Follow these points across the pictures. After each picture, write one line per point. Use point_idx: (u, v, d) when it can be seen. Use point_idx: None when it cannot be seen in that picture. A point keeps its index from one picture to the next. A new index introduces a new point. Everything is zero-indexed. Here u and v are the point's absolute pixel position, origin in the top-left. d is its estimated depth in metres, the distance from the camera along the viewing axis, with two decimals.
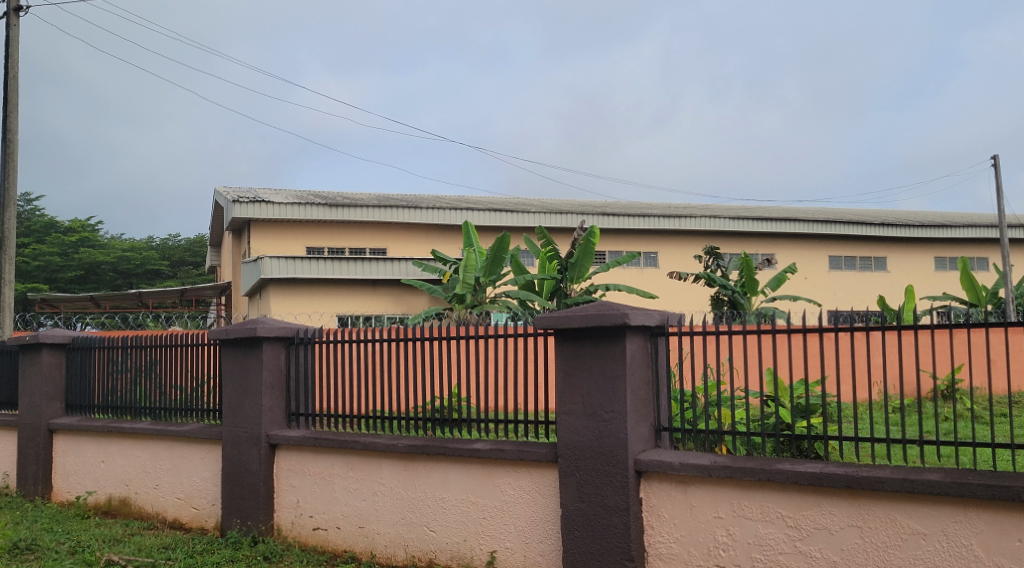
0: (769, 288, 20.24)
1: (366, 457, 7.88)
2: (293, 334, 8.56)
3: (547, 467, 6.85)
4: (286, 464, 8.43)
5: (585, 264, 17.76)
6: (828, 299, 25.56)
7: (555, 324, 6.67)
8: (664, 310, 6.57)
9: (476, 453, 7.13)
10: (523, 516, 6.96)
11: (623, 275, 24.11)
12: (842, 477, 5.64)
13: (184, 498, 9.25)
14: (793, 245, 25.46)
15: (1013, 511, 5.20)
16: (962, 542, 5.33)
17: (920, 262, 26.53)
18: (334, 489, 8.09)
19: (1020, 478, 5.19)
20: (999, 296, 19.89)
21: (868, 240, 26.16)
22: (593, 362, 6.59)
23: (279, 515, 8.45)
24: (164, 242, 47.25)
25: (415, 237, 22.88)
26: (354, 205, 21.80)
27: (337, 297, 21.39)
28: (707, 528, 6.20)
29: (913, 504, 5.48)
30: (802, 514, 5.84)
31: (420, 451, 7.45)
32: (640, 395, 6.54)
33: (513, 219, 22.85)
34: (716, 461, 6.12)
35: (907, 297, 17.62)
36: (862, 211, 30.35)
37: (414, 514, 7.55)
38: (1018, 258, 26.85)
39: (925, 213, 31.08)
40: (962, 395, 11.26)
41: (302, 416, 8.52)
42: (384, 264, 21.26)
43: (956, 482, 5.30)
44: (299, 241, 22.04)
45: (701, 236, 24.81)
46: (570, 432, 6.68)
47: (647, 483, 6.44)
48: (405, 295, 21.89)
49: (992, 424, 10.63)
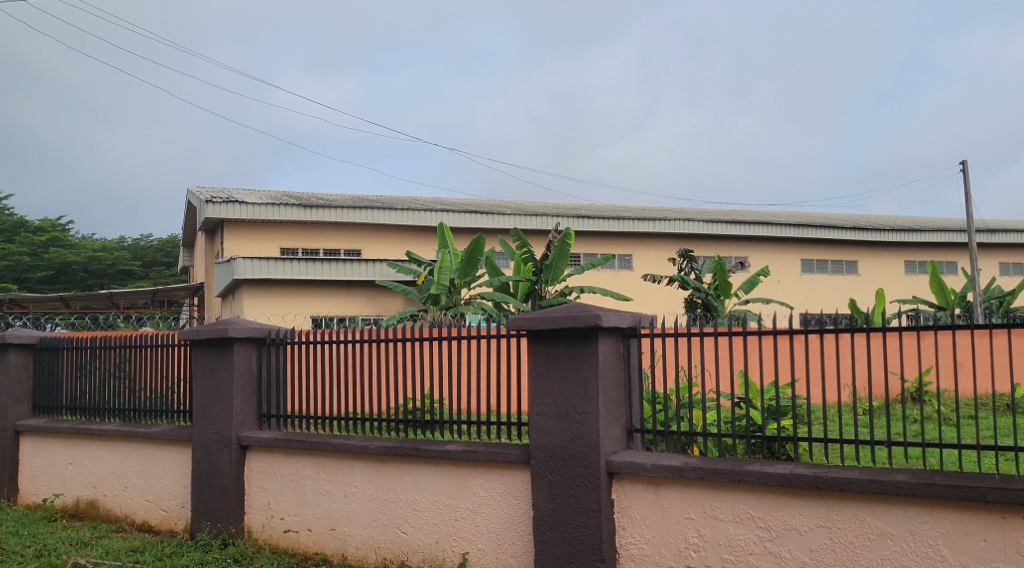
0: (742, 291, 20.35)
1: (338, 458, 7.84)
2: (264, 335, 8.52)
3: (519, 468, 6.86)
4: (257, 466, 8.38)
5: (560, 266, 17.74)
6: (801, 301, 25.77)
7: (527, 325, 6.67)
8: (636, 311, 6.60)
9: (448, 454, 7.12)
10: (496, 517, 6.96)
11: (597, 278, 24.17)
12: (812, 477, 5.68)
13: (154, 500, 9.17)
14: (766, 248, 25.65)
15: (979, 510, 5.26)
16: (929, 542, 5.39)
17: (890, 265, 26.81)
18: (306, 491, 8.04)
19: (985, 479, 5.26)
20: (967, 300, 20.13)
21: (840, 243, 26.40)
22: (566, 363, 6.60)
23: (250, 517, 8.41)
24: (136, 241, 46.78)
25: (390, 238, 22.83)
26: (328, 206, 21.72)
27: (311, 298, 21.30)
28: (678, 529, 6.22)
29: (881, 506, 5.53)
30: (772, 515, 5.88)
31: (392, 452, 7.43)
32: (612, 397, 6.56)
33: (489, 221, 22.86)
34: (687, 462, 6.15)
35: (878, 299, 17.77)
36: (835, 215, 30.62)
37: (386, 516, 7.53)
38: (986, 262, 27.21)
39: (895, 218, 31.45)
40: (931, 398, 11.32)
41: (273, 417, 8.47)
42: (358, 264, 21.11)
43: (923, 483, 5.36)
44: (273, 241, 21.90)
45: (675, 239, 24.92)
46: (542, 433, 6.69)
47: (619, 484, 6.46)
48: (380, 296, 21.83)
49: (959, 425, 10.72)
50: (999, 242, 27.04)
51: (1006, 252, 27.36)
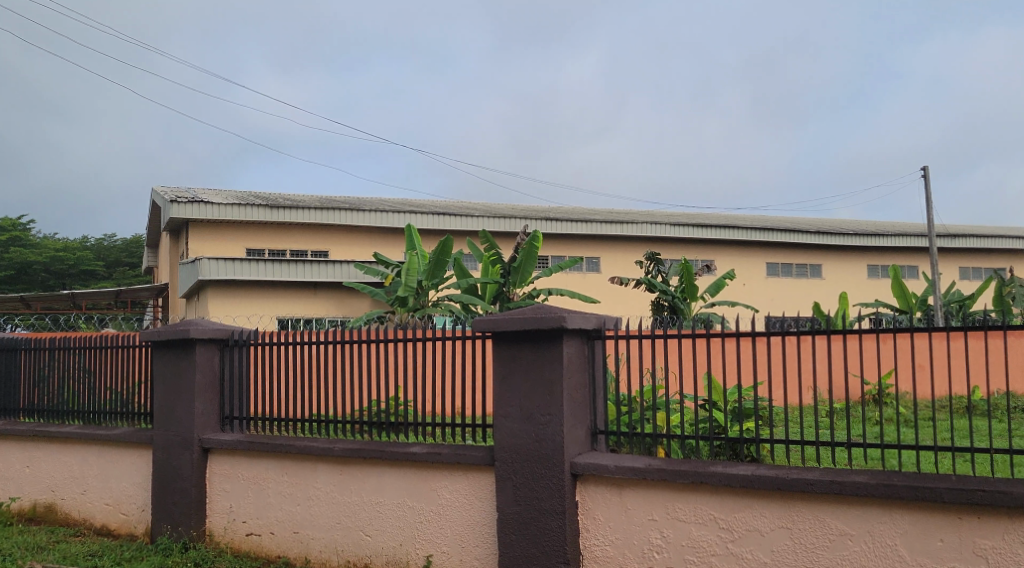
0: (709, 294, 20.43)
1: (301, 461, 7.79)
2: (228, 335, 8.44)
3: (483, 470, 6.85)
4: (218, 469, 8.31)
5: (528, 269, 17.77)
6: (765, 304, 25.99)
7: (493, 327, 6.68)
8: (601, 314, 6.63)
9: (413, 456, 7.10)
10: (460, 519, 6.94)
11: (564, 280, 24.22)
12: (772, 479, 5.73)
13: (113, 503, 9.05)
14: (732, 252, 25.83)
15: (937, 512, 5.32)
16: (887, 543, 5.45)
17: (854, 270, 27.10)
18: (268, 494, 7.98)
19: (942, 480, 5.33)
20: (929, 304, 20.34)
21: (804, 247, 26.66)
22: (531, 365, 6.61)
23: (211, 521, 8.33)
24: (98, 242, 46.13)
25: (357, 240, 22.74)
26: (295, 207, 21.59)
27: (277, 299, 21.14)
28: (641, 530, 6.25)
29: (840, 507, 5.59)
30: (734, 516, 5.92)
31: (356, 454, 7.39)
32: (576, 398, 6.58)
33: (457, 223, 22.83)
34: (651, 464, 6.18)
35: (841, 303, 17.88)
36: (800, 219, 30.91)
37: (350, 518, 7.48)
38: (947, 266, 27.59)
39: (859, 223, 31.78)
40: (892, 400, 11.41)
41: (236, 419, 8.41)
42: (327, 267, 20.93)
43: (882, 484, 5.41)
44: (238, 242, 21.70)
45: (642, 242, 25.04)
46: (507, 435, 6.68)
47: (583, 486, 6.47)
48: (347, 298, 21.73)
49: (919, 427, 10.83)
50: (959, 247, 27.43)
51: (966, 257, 27.75)
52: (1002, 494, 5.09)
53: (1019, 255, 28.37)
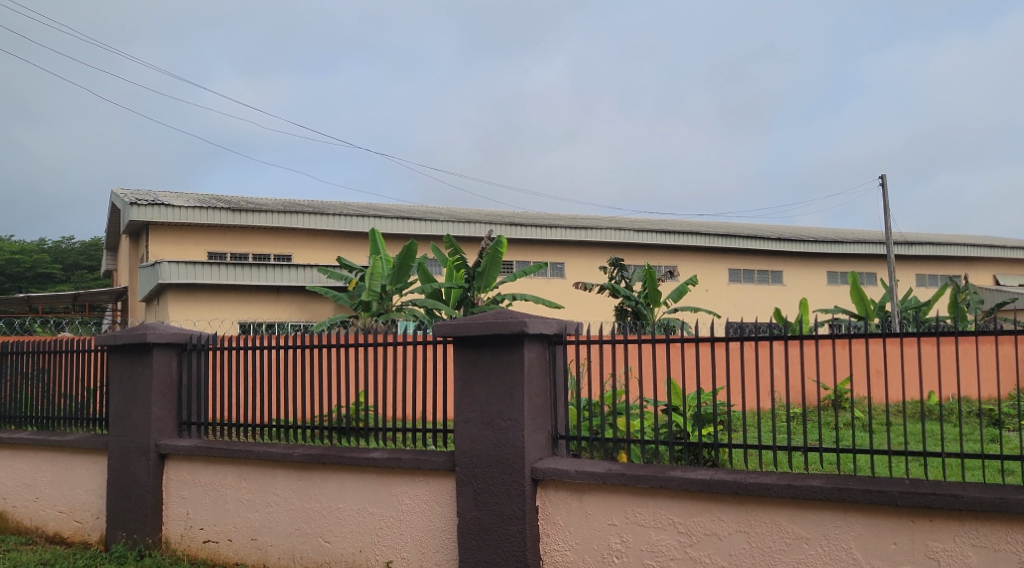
0: (672, 300, 20.52)
1: (260, 467, 7.72)
2: (186, 340, 8.33)
3: (443, 476, 6.83)
4: (175, 475, 8.21)
5: (493, 273, 17.77)
6: (727, 309, 26.21)
7: (454, 332, 6.66)
8: (562, 318, 6.63)
9: (373, 461, 7.06)
10: (420, 525, 6.92)
11: (528, 285, 24.24)
12: (730, 483, 5.78)
13: (67, 511, 8.91)
14: (695, 258, 26.03)
15: (891, 515, 5.38)
16: (842, 546, 5.51)
17: (814, 276, 27.44)
18: (226, 500, 7.90)
19: (896, 484, 5.40)
20: (886, 310, 20.60)
21: (765, 254, 26.93)
22: (491, 370, 6.60)
23: (167, 528, 8.22)
24: (56, 244, 45.40)
25: (320, 243, 22.63)
26: (258, 211, 21.41)
27: (238, 303, 20.95)
28: (601, 535, 6.26)
29: (796, 509, 5.64)
30: (693, 520, 5.95)
31: (317, 460, 7.34)
32: (537, 403, 6.58)
33: (421, 227, 22.79)
34: (611, 469, 6.20)
35: (801, 310, 18.03)
36: (762, 226, 31.22)
37: (309, 525, 7.43)
38: (904, 273, 28.02)
39: (819, 229, 32.17)
40: (850, 405, 11.53)
41: (194, 424, 8.31)
42: (289, 270, 20.83)
43: (836, 488, 5.47)
44: (199, 245, 21.47)
45: (606, 248, 25.16)
46: (468, 440, 6.67)
47: (543, 491, 6.48)
48: (310, 302, 21.60)
49: (877, 431, 10.97)
50: (916, 254, 27.84)
51: (923, 264, 28.20)
52: (953, 498, 5.17)
53: (975, 262, 28.91)
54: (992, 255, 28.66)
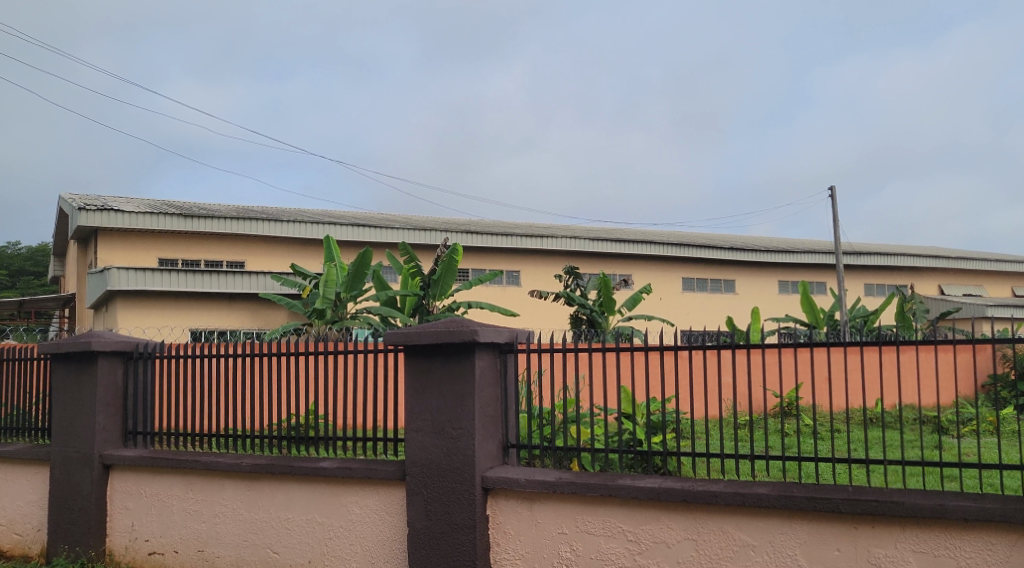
0: (626, 308, 20.62)
1: (207, 478, 7.62)
2: (132, 348, 8.19)
3: (393, 485, 6.79)
4: (119, 486, 8.07)
5: (448, 282, 17.70)
6: (681, 318, 26.44)
7: (405, 340, 6.62)
8: (513, 327, 6.64)
9: (323, 471, 7.00)
10: (371, 535, 6.87)
11: (484, 293, 24.23)
12: (679, 491, 5.81)
13: (7, 523, 8.72)
14: (649, 266, 26.22)
15: (836, 523, 5.45)
16: (787, 552, 5.57)
17: (766, 285, 27.80)
18: (171, 512, 7.78)
19: (839, 491, 5.47)
20: (835, 319, 20.91)
21: (718, 263, 27.22)
22: (442, 379, 6.59)
23: (111, 540, 8.08)
24: (2, 250, 44.44)
25: (274, 250, 22.43)
26: (210, 217, 21.13)
27: (190, 310, 20.69)
28: (551, 544, 6.27)
29: (742, 517, 5.69)
30: (642, 528, 5.98)
31: (265, 470, 7.26)
32: (488, 411, 6.57)
33: (377, 234, 22.69)
34: (560, 477, 6.22)
35: (754, 318, 18.23)
36: (716, 235, 31.57)
37: (256, 536, 7.34)
38: (853, 283, 28.49)
39: (772, 239, 32.60)
40: (803, 413, 11.61)
41: (140, 434, 8.17)
42: (241, 277, 20.63)
43: (781, 495, 5.54)
44: (150, 252, 21.15)
45: (561, 256, 25.25)
46: (418, 449, 6.64)
47: (494, 500, 6.47)
48: (263, 310, 21.39)
49: (828, 441, 11.07)
50: (866, 265, 28.33)
51: (872, 274, 28.72)
52: (895, 504, 5.26)
53: (922, 272, 29.49)
54: (939, 266, 29.24)
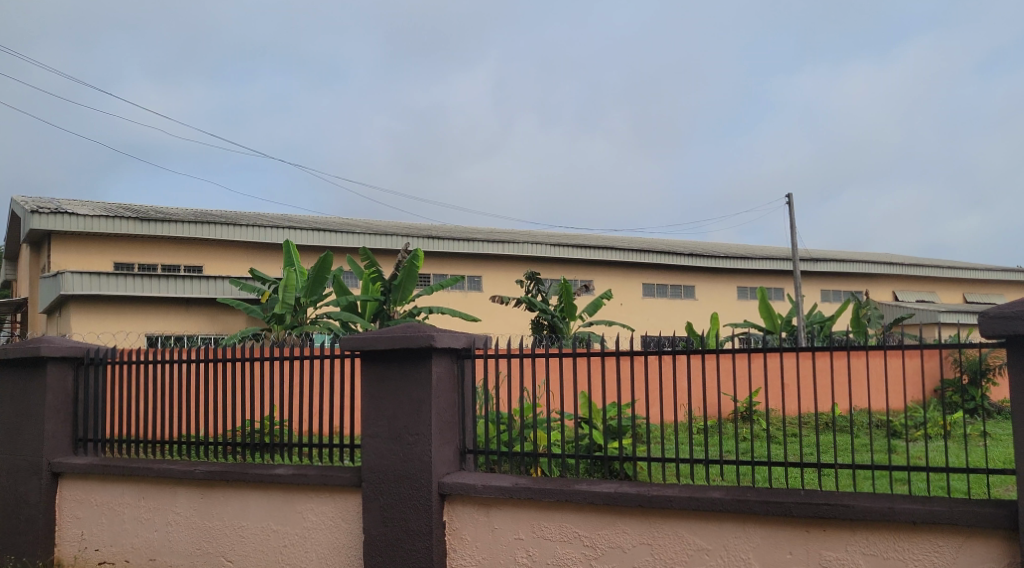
0: (587, 313, 20.65)
1: (159, 485, 7.51)
2: (83, 354, 8.03)
3: (350, 492, 6.74)
4: (69, 495, 7.93)
5: (408, 287, 17.59)
6: (642, 323, 26.57)
7: (361, 346, 6.57)
8: (471, 333, 6.61)
9: (278, 478, 6.92)
10: (326, 542, 6.81)
11: (445, 298, 24.18)
12: (635, 496, 5.83)
13: None
14: (610, 272, 26.32)
15: (788, 526, 5.50)
16: (740, 556, 5.60)
17: (725, 291, 28.06)
18: (123, 521, 7.65)
19: (792, 495, 5.52)
20: (793, 324, 21.10)
21: (678, 269, 27.41)
22: (399, 385, 6.55)
23: (60, 550, 7.93)
24: None
25: (233, 254, 22.20)
26: (167, 221, 20.86)
27: (146, 315, 20.39)
28: (508, 549, 6.26)
29: (697, 522, 5.72)
30: (597, 533, 5.99)
31: (219, 478, 7.17)
32: (445, 417, 6.55)
33: (337, 239, 22.55)
34: (517, 483, 6.20)
35: (712, 324, 18.34)
36: (676, 241, 31.79)
37: (210, 544, 7.24)
38: (810, 289, 28.84)
39: (730, 245, 32.92)
40: (760, 417, 11.64)
41: (90, 442, 8.03)
42: (199, 282, 20.33)
43: (736, 499, 5.57)
44: (105, 256, 20.84)
45: (522, 261, 25.25)
46: (374, 456, 6.60)
47: (451, 506, 6.44)
48: (221, 315, 21.14)
49: (786, 445, 11.10)
50: (822, 271, 28.69)
51: (828, 280, 29.09)
52: (845, 507, 5.31)
53: (876, 278, 29.93)
54: (893, 273, 29.69)
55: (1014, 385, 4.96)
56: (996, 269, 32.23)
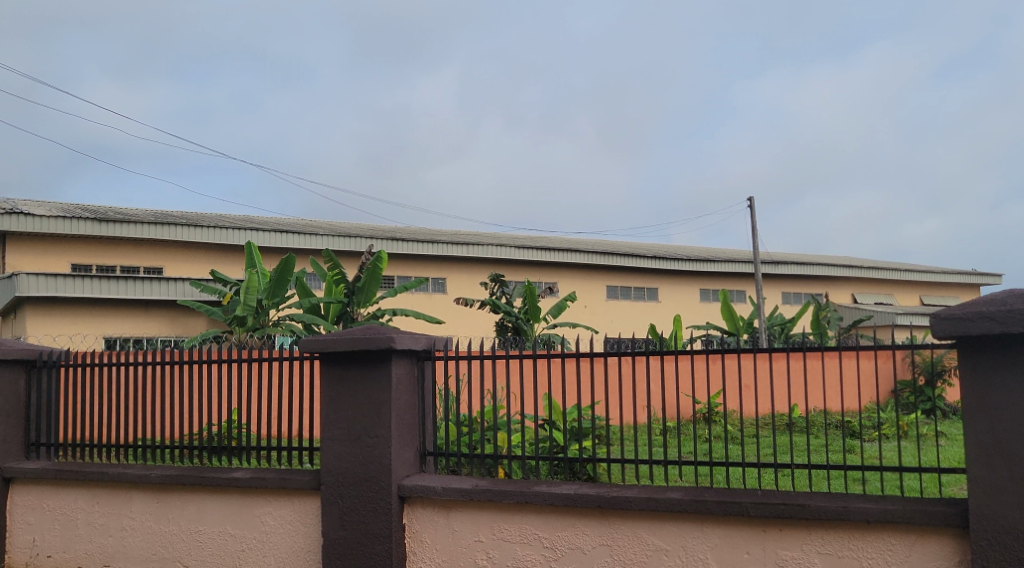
0: (551, 315, 20.66)
1: (114, 490, 7.39)
2: (35, 356, 7.87)
3: (309, 495, 6.68)
4: (20, 500, 7.78)
5: (372, 289, 17.49)
6: (606, 326, 26.67)
7: (321, 348, 6.51)
8: (431, 334, 6.59)
9: (235, 482, 6.85)
10: (284, 546, 6.74)
11: (409, 300, 24.09)
12: (594, 497, 5.83)
13: None
14: (574, 274, 26.39)
15: (746, 526, 5.52)
16: (698, 555, 5.63)
17: (688, 293, 28.24)
18: (76, 526, 7.52)
19: (749, 495, 5.55)
20: (754, 325, 21.28)
21: (642, 271, 27.53)
22: (359, 387, 6.50)
23: (11, 556, 7.78)
24: None
25: (193, 256, 21.97)
26: (126, 221, 20.57)
27: (104, 317, 20.09)
28: (468, 551, 6.23)
29: (656, 522, 5.73)
30: (557, 535, 5.99)
31: (175, 481, 7.08)
32: (405, 419, 6.51)
33: (300, 241, 22.40)
34: (477, 485, 6.18)
35: (675, 326, 18.41)
36: (639, 244, 31.94)
37: (166, 549, 7.14)
38: (771, 291, 29.13)
39: (693, 247, 33.15)
40: (720, 418, 11.70)
41: (43, 446, 7.89)
42: (159, 283, 20.10)
43: (693, 500, 5.59)
44: (62, 257, 20.52)
45: (487, 263, 25.22)
46: (333, 459, 6.54)
47: (411, 508, 6.41)
48: (181, 317, 20.90)
49: (745, 446, 11.17)
50: (784, 273, 28.98)
51: (789, 282, 29.38)
52: (801, 507, 5.35)
53: (836, 281, 30.30)
54: (853, 276, 30.06)
55: (966, 388, 5.03)
56: (952, 271, 32.77)
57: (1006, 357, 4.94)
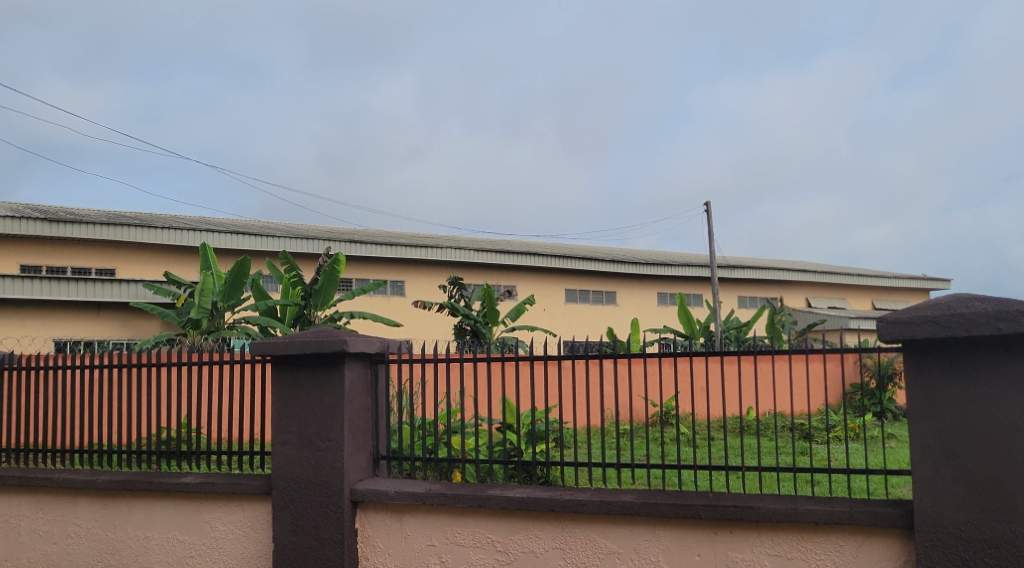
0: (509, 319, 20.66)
1: (59, 496, 7.24)
2: None
3: (260, 500, 6.60)
4: None
5: (329, 291, 17.35)
6: (564, 329, 26.73)
7: (273, 351, 6.43)
8: (384, 337, 6.54)
9: (184, 487, 6.74)
10: (234, 551, 6.65)
11: (368, 303, 23.95)
12: (547, 500, 5.82)
13: None
14: (533, 277, 26.43)
15: (698, 528, 5.54)
16: (649, 558, 5.64)
17: (646, 297, 28.40)
18: (19, 533, 7.36)
19: (701, 497, 5.58)
20: (711, 328, 21.47)
21: (600, 275, 27.65)
22: (311, 390, 6.43)
23: None
24: None
25: (147, 258, 21.66)
26: (78, 222, 20.22)
27: (54, 319, 19.73)
28: (420, 556, 6.19)
29: (608, 524, 5.74)
30: (510, 539, 5.97)
31: (122, 487, 6.95)
32: (358, 423, 6.44)
33: (256, 243, 22.20)
34: (431, 488, 6.15)
35: (632, 330, 18.51)
36: (598, 247, 32.08)
37: (112, 556, 7.00)
38: (728, 295, 29.40)
39: (651, 252, 33.38)
40: (676, 420, 11.77)
41: None
42: (112, 285, 19.79)
43: (645, 502, 5.60)
44: (11, 258, 20.00)
45: (445, 266, 25.17)
46: (284, 463, 6.46)
47: (363, 513, 6.35)
48: (134, 319, 20.61)
49: (699, 448, 11.25)
50: (740, 277, 29.27)
51: (745, 286, 29.68)
52: (751, 509, 5.39)
53: (791, 285, 30.67)
54: (807, 280, 30.46)
55: (913, 391, 5.08)
56: (903, 276, 33.33)
57: (951, 360, 5.01)
